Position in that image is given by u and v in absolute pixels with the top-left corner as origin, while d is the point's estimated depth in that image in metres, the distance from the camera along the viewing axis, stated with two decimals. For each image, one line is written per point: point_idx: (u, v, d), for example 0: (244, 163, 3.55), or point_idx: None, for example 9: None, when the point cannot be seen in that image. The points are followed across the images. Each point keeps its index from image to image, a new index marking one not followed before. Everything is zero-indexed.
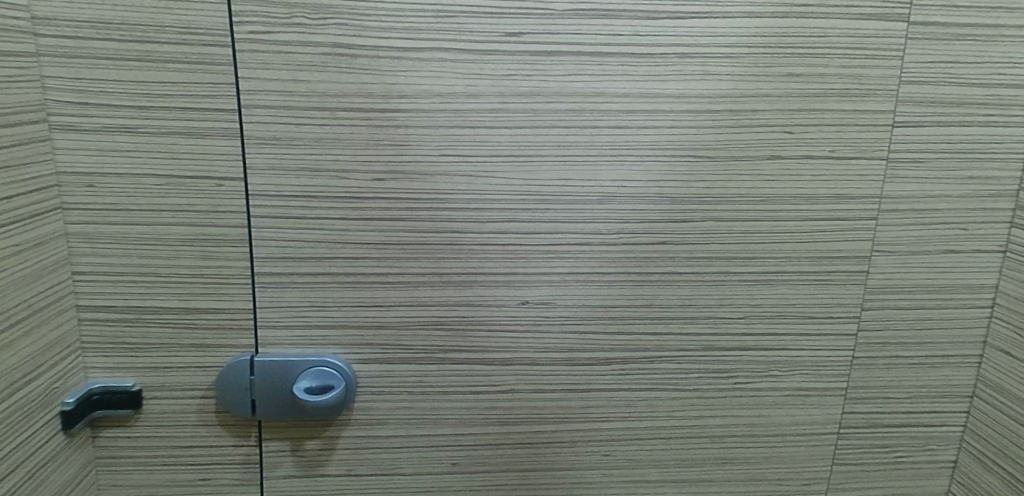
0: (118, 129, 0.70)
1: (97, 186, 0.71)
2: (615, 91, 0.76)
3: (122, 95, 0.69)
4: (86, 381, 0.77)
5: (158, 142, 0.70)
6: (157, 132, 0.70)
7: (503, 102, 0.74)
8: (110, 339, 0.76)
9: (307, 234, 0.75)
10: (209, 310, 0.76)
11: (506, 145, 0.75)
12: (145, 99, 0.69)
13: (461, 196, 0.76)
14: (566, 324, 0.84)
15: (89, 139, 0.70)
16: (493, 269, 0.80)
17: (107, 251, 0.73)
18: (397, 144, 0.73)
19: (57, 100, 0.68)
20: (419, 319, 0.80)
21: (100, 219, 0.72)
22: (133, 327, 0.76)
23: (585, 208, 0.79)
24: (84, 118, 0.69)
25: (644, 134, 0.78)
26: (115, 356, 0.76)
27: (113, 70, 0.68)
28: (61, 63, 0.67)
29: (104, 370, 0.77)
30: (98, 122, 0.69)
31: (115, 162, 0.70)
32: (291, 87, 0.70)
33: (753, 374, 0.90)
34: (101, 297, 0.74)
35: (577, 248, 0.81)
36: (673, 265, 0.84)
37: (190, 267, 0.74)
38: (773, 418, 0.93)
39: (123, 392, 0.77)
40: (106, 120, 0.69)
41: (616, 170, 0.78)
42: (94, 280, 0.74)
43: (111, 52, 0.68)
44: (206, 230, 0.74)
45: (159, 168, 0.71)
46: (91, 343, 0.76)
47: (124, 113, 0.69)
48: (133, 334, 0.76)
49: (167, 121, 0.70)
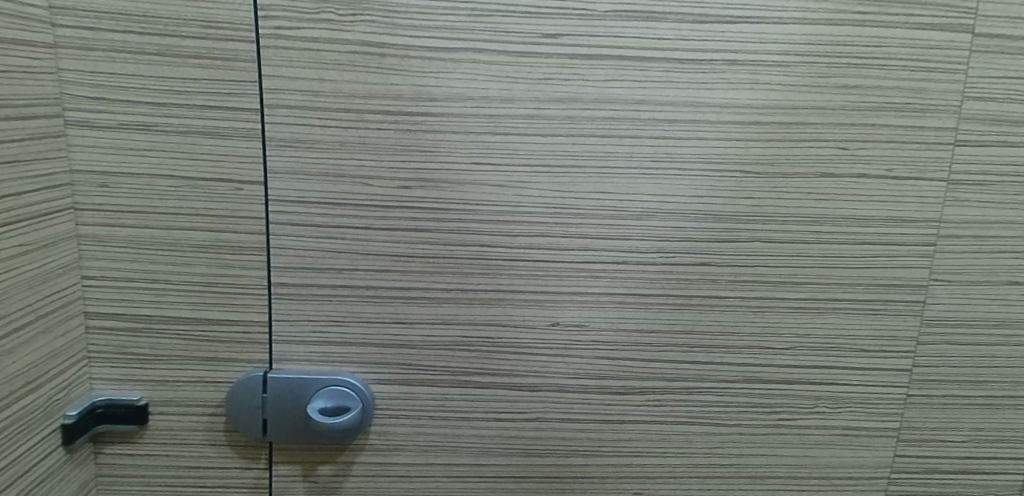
0: (136, 126, 0.66)
1: (111, 186, 0.68)
2: (659, 99, 0.71)
3: (140, 91, 0.66)
4: (91, 394, 0.73)
5: (177, 143, 0.67)
6: (176, 132, 0.67)
7: (538, 108, 0.69)
8: (118, 348, 0.72)
9: (328, 244, 0.71)
10: (222, 322, 0.72)
11: (541, 153, 0.70)
12: (164, 95, 0.66)
13: (491, 207, 0.71)
14: (598, 349, 0.78)
15: (105, 136, 0.66)
16: (522, 286, 0.75)
17: (118, 255, 0.69)
18: (426, 151, 0.69)
19: (73, 94, 0.65)
20: (443, 340, 0.76)
21: (112, 222, 0.68)
22: (141, 336, 0.72)
23: (623, 224, 0.74)
24: (101, 115, 0.66)
25: (688, 145, 0.73)
26: (123, 366, 0.72)
27: (133, 64, 0.65)
28: (79, 56, 0.65)
29: (110, 383, 0.73)
30: (115, 118, 0.66)
31: (131, 161, 0.67)
32: (316, 87, 0.67)
33: (798, 409, 0.84)
34: (110, 304, 0.71)
35: (613, 267, 0.75)
36: (714, 289, 0.78)
37: (205, 276, 0.71)
38: (819, 458, 0.86)
39: (129, 407, 0.73)
40: (123, 117, 0.66)
41: (657, 183, 0.73)
42: (103, 286, 0.70)
43: (131, 45, 0.65)
44: (222, 236, 0.70)
45: (176, 169, 0.68)
46: (99, 352, 0.72)
47: (142, 110, 0.66)
48: (141, 345, 0.72)
49: (187, 120, 0.67)
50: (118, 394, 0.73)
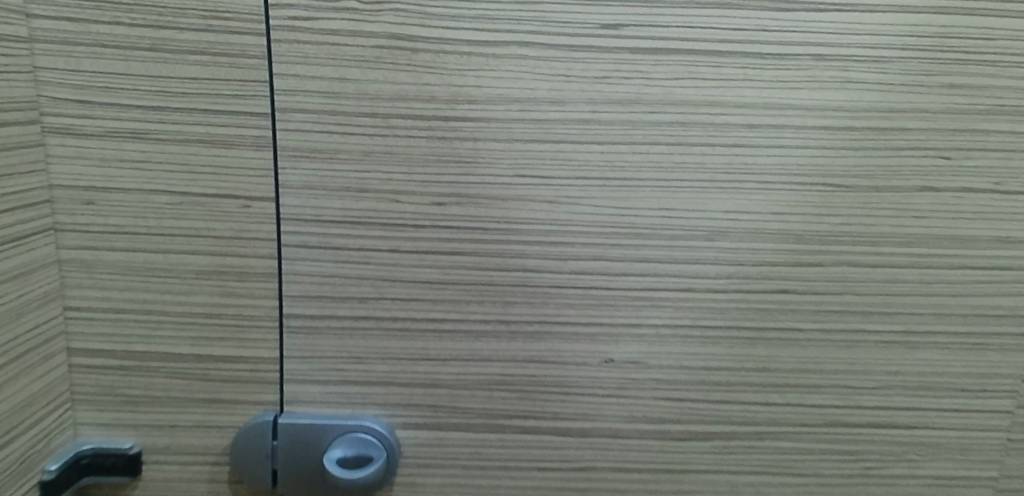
0: (126, 134, 0.57)
1: (98, 203, 0.59)
2: (732, 101, 0.60)
3: (131, 93, 0.57)
4: (77, 440, 0.64)
5: (173, 153, 0.58)
6: (172, 140, 0.58)
7: (594, 112, 0.58)
8: (108, 388, 0.63)
9: (349, 269, 0.61)
10: (227, 358, 0.63)
11: (596, 165, 0.60)
12: (159, 98, 0.57)
13: (538, 227, 0.61)
14: (658, 389, 0.68)
15: (90, 145, 0.57)
16: (572, 317, 0.65)
17: (107, 282, 0.60)
18: (463, 162, 0.59)
19: (53, 97, 0.56)
20: (480, 379, 0.66)
21: (99, 244, 0.59)
22: (135, 375, 0.63)
23: (689, 247, 0.63)
24: (85, 121, 0.57)
25: (766, 155, 0.62)
26: (114, 409, 0.63)
27: (123, 62, 0.56)
28: (59, 52, 0.56)
29: (98, 428, 0.64)
30: (101, 125, 0.57)
31: (120, 174, 0.58)
32: (337, 88, 0.57)
33: (885, 457, 0.73)
34: (98, 338, 0.62)
35: (677, 296, 0.65)
36: (793, 320, 0.68)
37: (207, 306, 0.61)
38: None
39: (120, 456, 0.64)
40: (112, 124, 0.57)
41: (731, 199, 0.63)
42: (90, 317, 0.61)
43: (119, 39, 0.56)
44: (226, 261, 0.60)
45: (173, 184, 0.58)
46: (85, 392, 0.63)
47: (133, 115, 0.57)
48: (135, 385, 0.63)
49: (185, 126, 0.57)
50: (108, 441, 0.64)
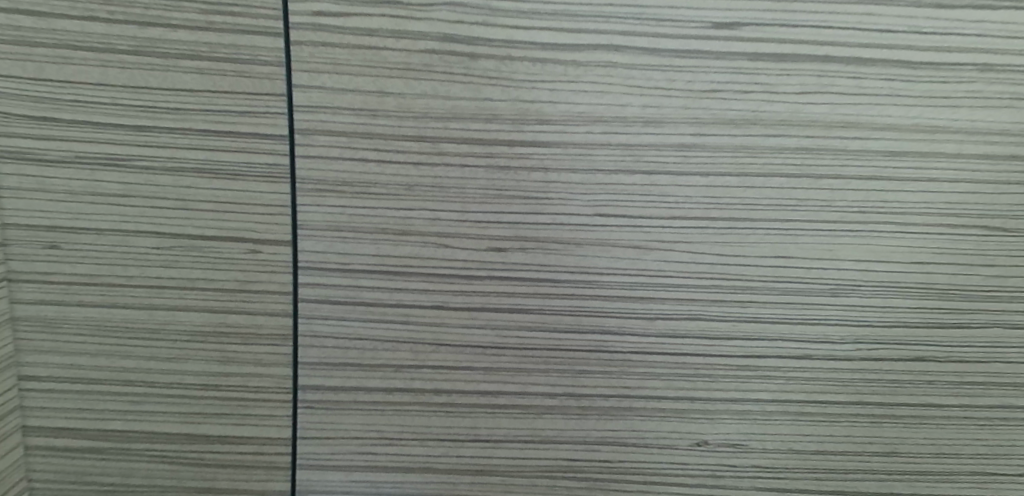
0: (101, 160, 0.44)
1: (62, 247, 0.46)
2: (872, 122, 0.47)
3: (107, 108, 0.43)
4: None
5: (162, 185, 0.45)
6: (160, 169, 0.44)
7: (699, 135, 0.46)
8: (76, 476, 0.50)
9: (384, 331, 0.49)
10: (228, 441, 0.50)
11: (698, 202, 0.48)
12: (143, 115, 0.43)
13: (622, 279, 0.49)
14: (760, 478, 0.55)
15: (53, 174, 0.44)
16: (659, 391, 0.52)
17: (74, 345, 0.48)
18: (531, 198, 0.47)
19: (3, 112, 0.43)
20: (542, 464, 0.53)
21: (67, 299, 0.47)
22: (111, 460, 0.50)
23: (809, 304, 0.51)
24: (47, 143, 0.44)
25: (909, 191, 0.49)
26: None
27: (96, 67, 0.43)
28: (12, 52, 0.42)
29: None
30: (68, 148, 0.44)
31: (92, 211, 0.45)
32: (373, 104, 0.44)
33: None
34: (64, 413, 0.49)
35: (790, 364, 0.52)
36: (928, 392, 0.54)
37: (203, 377, 0.48)
38: None
39: None
40: (82, 147, 0.44)
41: (863, 245, 0.50)
42: (53, 388, 0.49)
43: (92, 37, 0.42)
44: (229, 321, 0.47)
45: (162, 223, 0.45)
46: (48, 480, 0.51)
47: (110, 136, 0.44)
48: (111, 471, 0.50)
49: (179, 150, 0.44)
50: None
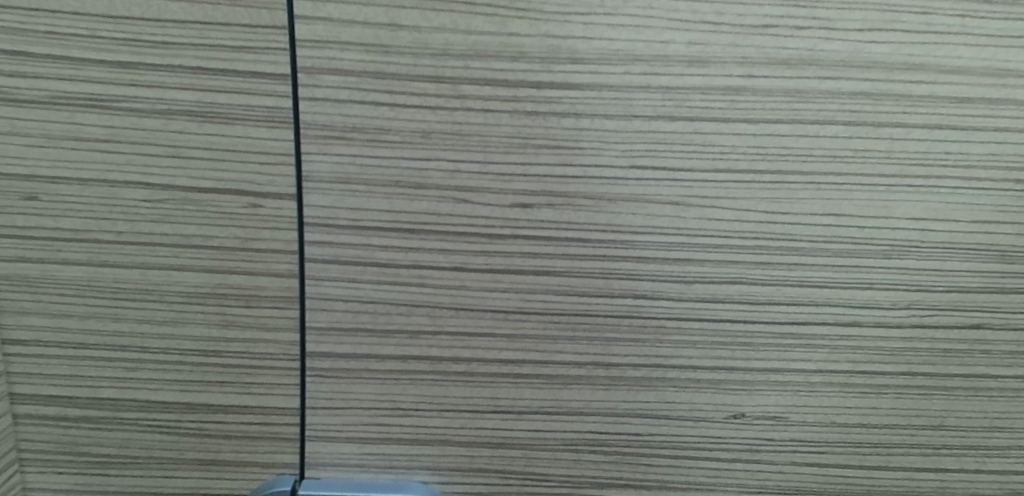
0: (84, 101, 0.40)
1: (43, 197, 0.42)
2: (942, 63, 0.42)
3: (87, 41, 0.39)
4: None
5: (151, 130, 0.41)
6: (149, 112, 0.41)
7: (749, 76, 0.42)
8: (68, 446, 0.47)
9: (398, 293, 0.45)
10: (229, 409, 0.47)
11: (744, 153, 0.43)
12: (127, 49, 0.40)
13: (658, 238, 0.45)
14: (799, 452, 0.51)
15: (30, 116, 0.40)
16: (694, 359, 0.48)
17: (60, 306, 0.44)
18: (560, 147, 0.42)
19: None
20: (566, 437, 0.50)
21: (50, 256, 0.43)
22: (105, 429, 0.47)
23: (861, 266, 0.46)
24: (22, 82, 0.40)
25: (977, 142, 0.44)
26: (77, 471, 0.48)
27: None
28: None
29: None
30: (46, 88, 0.40)
31: (75, 158, 0.41)
32: (384, 38, 0.40)
33: None
34: (51, 381, 0.46)
35: (836, 332, 0.48)
36: (985, 364, 0.50)
37: (202, 340, 0.45)
38: None
39: None
40: (62, 87, 0.40)
41: (923, 203, 0.45)
42: (37, 353, 0.45)
43: None
44: (228, 280, 0.44)
45: (152, 172, 0.42)
46: (37, 450, 0.47)
47: (91, 74, 0.40)
48: (105, 441, 0.47)
49: (169, 91, 0.40)
50: None
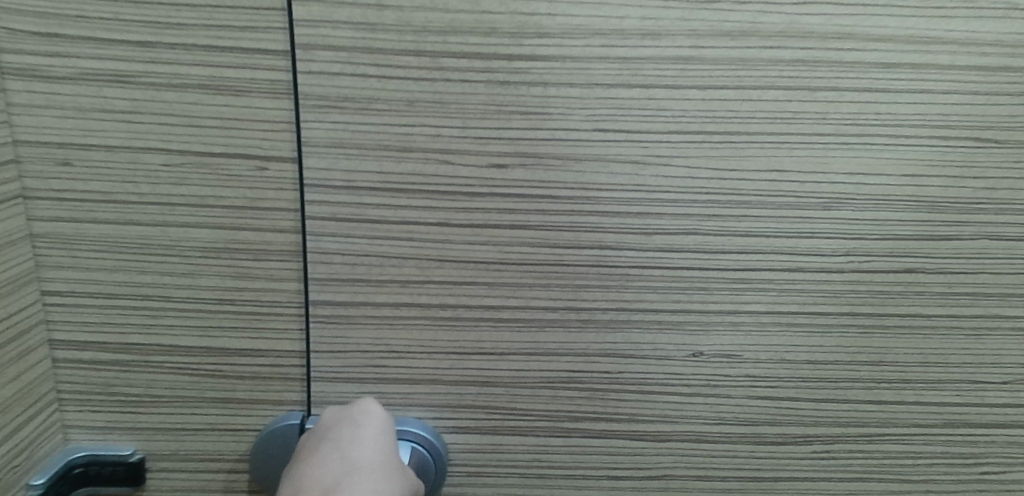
0: (110, 77, 0.46)
1: (76, 162, 0.48)
2: (871, 32, 0.47)
3: (113, 24, 0.45)
4: (68, 446, 0.55)
5: (168, 102, 0.47)
6: (166, 85, 0.46)
7: (697, 47, 0.47)
8: (101, 387, 0.54)
9: (389, 247, 0.51)
10: (243, 351, 0.53)
11: (694, 116, 0.49)
12: (147, 30, 0.45)
13: (620, 194, 0.50)
14: (753, 387, 0.57)
15: (63, 91, 0.46)
16: (656, 303, 0.54)
17: (91, 260, 0.50)
18: (530, 113, 0.48)
19: (12, 29, 0.45)
20: (544, 375, 0.55)
21: (83, 215, 0.49)
22: (133, 371, 0.53)
23: (803, 217, 0.52)
24: (57, 60, 0.46)
25: (905, 102, 0.49)
26: (109, 410, 0.54)
27: None
28: None
29: (90, 433, 0.55)
30: (77, 66, 0.46)
31: (103, 127, 0.47)
32: (371, 17, 0.45)
33: (1008, 460, 0.62)
34: (85, 327, 0.52)
35: (783, 277, 0.54)
36: (918, 304, 0.55)
37: (216, 289, 0.51)
38: None
39: (120, 464, 0.55)
40: (91, 65, 0.46)
41: (858, 158, 0.50)
42: (74, 302, 0.51)
43: None
44: (239, 236, 0.50)
45: (170, 139, 0.47)
46: (73, 391, 0.54)
47: (116, 53, 0.46)
48: (134, 382, 0.53)
49: (183, 67, 0.46)
50: (104, 446, 0.55)
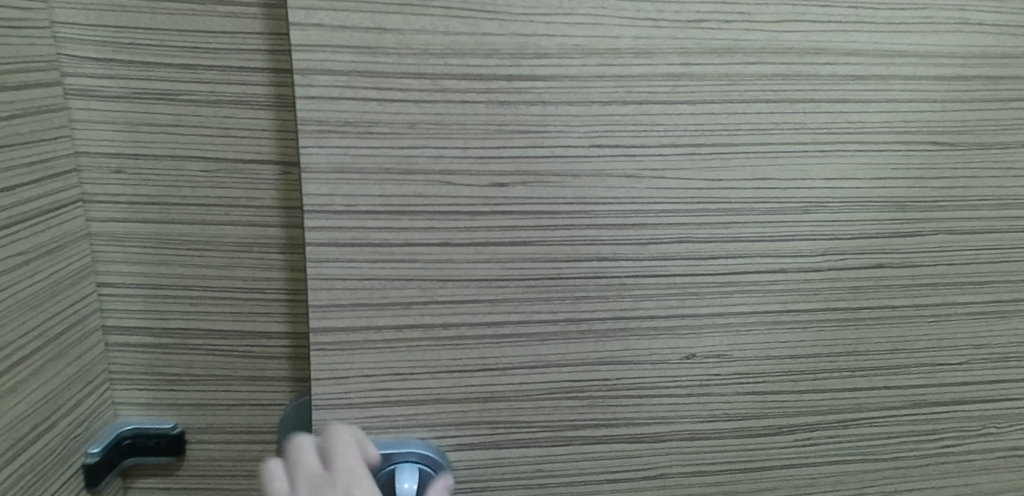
0: (157, 96, 0.60)
1: (128, 171, 0.62)
2: (845, 48, 0.51)
3: (158, 48, 0.59)
4: (118, 421, 0.71)
5: (205, 117, 0.60)
6: (202, 102, 0.60)
7: (687, 64, 0.49)
8: (149, 355, 0.68)
9: (391, 270, 0.50)
10: (261, 318, 0.67)
11: (685, 129, 0.51)
12: (184, 55, 0.59)
13: (616, 207, 0.52)
14: (743, 384, 0.60)
15: (119, 110, 0.61)
16: (651, 310, 0.55)
17: (143, 248, 0.65)
18: (529, 132, 0.48)
19: (74, 56, 0.59)
20: (545, 387, 0.56)
21: (132, 216, 0.64)
22: (177, 333, 0.68)
23: (784, 221, 0.55)
24: (114, 82, 0.60)
25: (873, 111, 0.53)
26: (169, 362, 0.68)
27: (149, 16, 0.58)
28: (80, 7, 0.58)
29: (144, 392, 0.70)
30: (132, 86, 0.60)
31: (150, 139, 0.61)
32: (372, 41, 0.44)
33: (965, 433, 0.67)
34: (133, 302, 0.67)
35: (768, 278, 0.57)
36: (887, 297, 0.60)
37: (246, 267, 0.65)
38: (981, 486, 0.70)
39: (162, 437, 0.70)
40: (140, 87, 0.60)
41: (833, 164, 0.54)
42: (126, 284, 0.66)
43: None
44: (267, 229, 0.64)
45: (206, 149, 0.61)
46: (123, 362, 0.69)
47: (161, 75, 0.59)
48: (177, 342, 0.68)
49: (217, 86, 0.60)
50: (147, 422, 0.71)
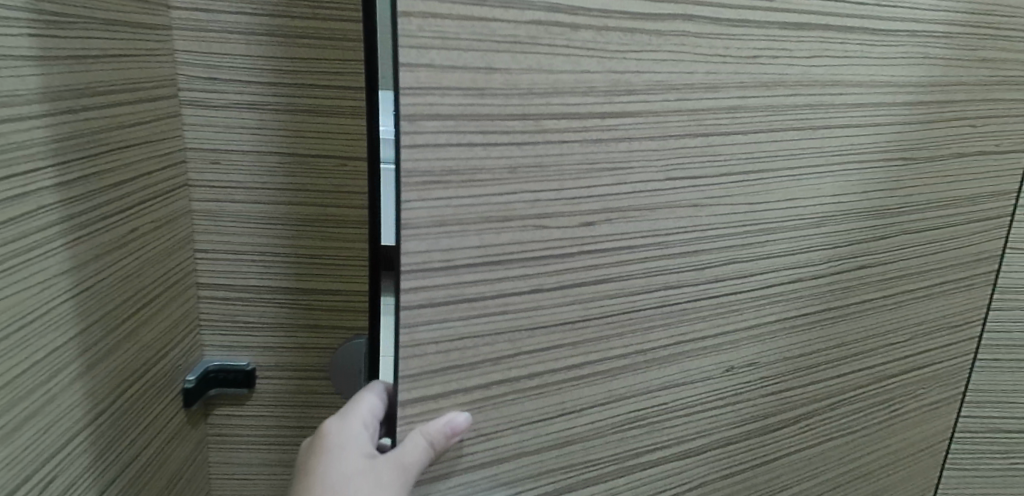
0: (243, 106, 0.72)
1: (222, 162, 0.73)
2: (851, 80, 0.57)
3: (252, 71, 0.71)
4: (203, 360, 0.79)
5: (285, 120, 0.73)
6: (283, 108, 0.72)
7: (744, 97, 0.52)
8: (230, 315, 0.78)
9: (483, 325, 0.46)
10: (323, 291, 0.79)
11: (738, 158, 0.53)
12: (274, 76, 0.71)
13: (682, 236, 0.53)
14: (766, 386, 0.65)
15: (213, 117, 0.71)
16: (704, 330, 0.58)
17: (229, 229, 0.75)
18: (616, 168, 0.48)
19: (185, 73, 0.70)
20: (615, 421, 0.56)
21: (221, 198, 0.74)
22: (247, 310, 0.78)
23: (802, 235, 0.60)
24: (212, 95, 0.71)
25: (865, 134, 0.60)
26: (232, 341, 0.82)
27: (242, 45, 0.70)
28: (192, 38, 0.69)
29: (222, 348, 0.80)
30: (226, 99, 0.71)
31: (240, 137, 0.72)
32: (482, 82, 0.41)
33: (909, 398, 0.78)
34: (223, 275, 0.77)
35: (787, 287, 0.62)
36: (865, 294, 0.68)
37: (309, 248, 0.77)
38: (918, 441, 0.82)
39: (238, 371, 0.80)
40: (233, 100, 0.71)
41: (836, 182, 0.60)
42: (215, 256, 0.76)
43: (241, 27, 0.69)
44: (327, 209, 0.76)
45: (285, 146, 0.73)
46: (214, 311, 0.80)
47: (252, 90, 0.71)
48: (249, 312, 0.79)
49: (291, 96, 0.72)
50: (228, 358, 0.80)
